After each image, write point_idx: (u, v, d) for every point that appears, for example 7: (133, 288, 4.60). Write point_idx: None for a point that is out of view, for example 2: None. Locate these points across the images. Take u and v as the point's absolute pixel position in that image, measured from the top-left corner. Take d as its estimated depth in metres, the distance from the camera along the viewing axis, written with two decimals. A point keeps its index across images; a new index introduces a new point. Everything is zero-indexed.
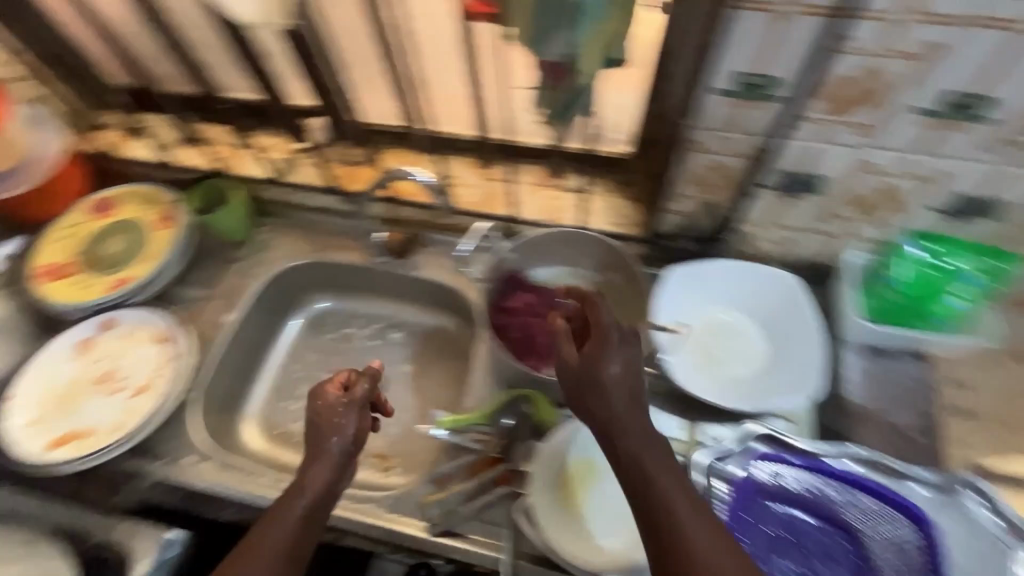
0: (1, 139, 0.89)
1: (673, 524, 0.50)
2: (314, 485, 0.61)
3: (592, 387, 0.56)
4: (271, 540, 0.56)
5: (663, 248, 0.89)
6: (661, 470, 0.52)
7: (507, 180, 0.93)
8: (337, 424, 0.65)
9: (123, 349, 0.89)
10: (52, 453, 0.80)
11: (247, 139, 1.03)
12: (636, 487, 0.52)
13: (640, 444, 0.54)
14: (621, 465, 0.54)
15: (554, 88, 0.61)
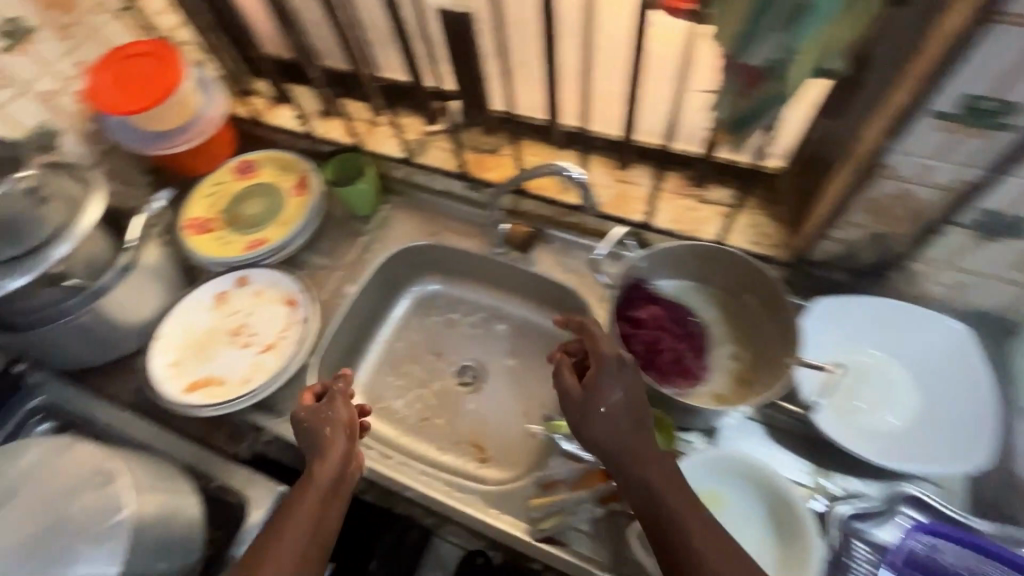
0: (175, 96, 0.90)
1: (683, 542, 0.56)
2: (322, 478, 0.67)
3: (590, 419, 0.63)
4: (290, 525, 0.63)
5: (807, 275, 0.81)
6: (667, 492, 0.59)
7: (641, 184, 0.90)
8: (326, 418, 0.72)
9: (255, 306, 0.96)
10: (190, 395, 0.87)
11: (383, 117, 1.07)
12: (649, 514, 0.59)
13: (650, 470, 0.60)
14: (632, 493, 0.60)
15: (740, 95, 0.57)
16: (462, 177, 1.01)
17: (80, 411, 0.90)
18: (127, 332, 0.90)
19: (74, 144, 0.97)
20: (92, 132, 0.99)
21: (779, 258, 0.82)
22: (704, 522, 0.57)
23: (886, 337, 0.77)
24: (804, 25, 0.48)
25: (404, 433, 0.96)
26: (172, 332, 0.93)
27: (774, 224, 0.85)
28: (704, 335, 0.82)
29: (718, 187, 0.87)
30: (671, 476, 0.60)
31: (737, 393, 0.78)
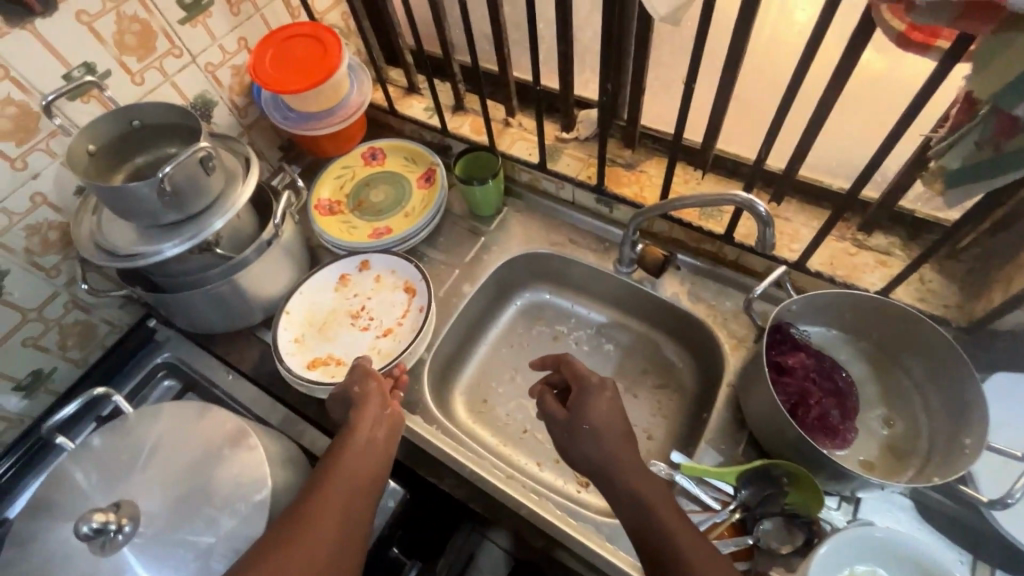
0: (334, 81, 0.95)
1: (670, 552, 0.53)
2: (362, 428, 0.69)
3: (577, 435, 0.65)
4: (338, 468, 0.64)
5: (985, 346, 0.72)
6: (654, 503, 0.57)
7: (793, 220, 0.84)
8: (356, 379, 0.76)
9: (374, 292, 0.97)
10: (311, 372, 0.89)
11: (513, 118, 1.05)
12: (639, 528, 0.57)
13: (641, 482, 0.59)
14: (620, 508, 0.59)
15: (984, 145, 0.51)
16: (592, 191, 0.96)
17: (205, 372, 0.94)
18: (255, 305, 0.92)
19: (226, 116, 1.01)
20: (241, 106, 1.02)
21: (951, 321, 0.74)
22: (690, 533, 0.55)
23: None
24: None
25: (503, 443, 0.93)
26: (297, 306, 0.95)
27: (946, 283, 0.77)
28: (855, 394, 0.75)
29: (883, 235, 0.80)
30: (657, 489, 0.59)
31: (891, 466, 0.71)
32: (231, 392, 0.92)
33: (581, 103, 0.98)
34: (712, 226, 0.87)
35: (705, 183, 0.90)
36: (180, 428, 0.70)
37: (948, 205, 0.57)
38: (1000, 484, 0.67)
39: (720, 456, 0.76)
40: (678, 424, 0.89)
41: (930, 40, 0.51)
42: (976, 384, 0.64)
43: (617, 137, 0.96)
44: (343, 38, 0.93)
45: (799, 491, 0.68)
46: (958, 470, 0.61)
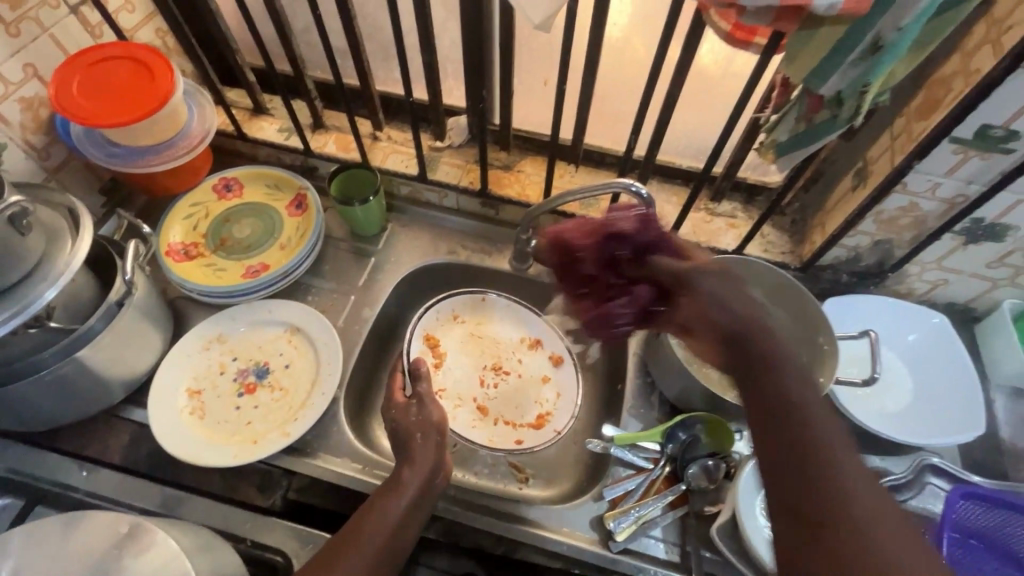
0: (171, 107, 0.83)
1: (832, 481, 0.42)
2: (411, 482, 0.66)
3: (732, 320, 0.53)
4: (385, 512, 0.62)
5: (813, 278, 0.90)
6: (835, 427, 0.45)
7: (658, 198, 0.94)
8: (418, 422, 0.72)
9: (523, 391, 0.93)
10: (415, 341, 0.93)
11: (379, 132, 1.01)
12: (788, 428, 0.45)
13: (812, 409, 0.46)
14: (767, 413, 0.47)
15: (803, 119, 0.63)
16: (476, 196, 0.97)
17: (53, 476, 0.76)
18: (112, 384, 0.77)
19: (19, 161, 0.82)
20: (40, 147, 0.84)
21: (789, 264, 0.90)
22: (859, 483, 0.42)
23: (885, 330, 0.88)
24: (882, 60, 0.54)
25: None
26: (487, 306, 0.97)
27: (779, 234, 0.92)
28: None
29: (728, 201, 0.94)
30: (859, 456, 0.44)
31: None
32: (96, 491, 0.75)
33: (450, 110, 0.98)
34: (593, 213, 0.94)
35: (580, 175, 0.97)
36: (43, 556, 0.57)
37: (780, 170, 0.69)
38: (854, 391, 0.83)
39: (641, 420, 0.84)
40: (597, 401, 0.95)
41: (750, 38, 0.60)
42: (817, 306, 0.79)
43: (492, 141, 0.99)
44: (170, 59, 0.81)
45: (713, 433, 0.77)
46: (832, 370, 0.75)
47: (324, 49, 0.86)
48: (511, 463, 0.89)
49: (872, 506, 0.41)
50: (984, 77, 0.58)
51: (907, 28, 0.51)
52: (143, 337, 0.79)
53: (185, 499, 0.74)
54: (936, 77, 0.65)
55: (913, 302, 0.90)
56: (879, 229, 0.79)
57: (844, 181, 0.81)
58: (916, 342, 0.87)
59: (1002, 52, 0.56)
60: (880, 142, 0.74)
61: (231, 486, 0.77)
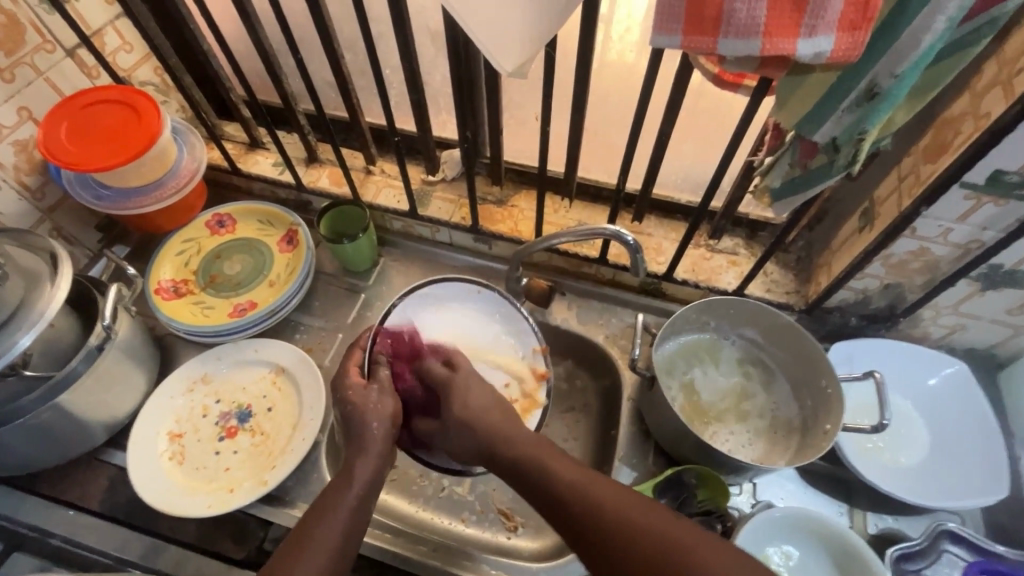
0: (160, 147, 0.83)
1: (586, 514, 0.54)
2: (362, 476, 0.61)
3: (503, 445, 0.62)
4: (332, 512, 0.58)
5: (820, 321, 0.85)
6: (578, 473, 0.57)
7: (655, 234, 0.91)
8: (373, 410, 0.65)
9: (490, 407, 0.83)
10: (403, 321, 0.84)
11: (372, 165, 1.00)
12: (549, 496, 0.57)
13: (556, 466, 0.58)
14: (555, 516, 0.56)
15: (797, 165, 0.59)
16: (468, 232, 0.95)
17: (37, 521, 0.76)
18: (94, 428, 0.76)
19: (13, 203, 0.83)
20: (34, 187, 0.85)
21: (794, 305, 0.84)
22: (600, 501, 0.54)
23: (901, 376, 0.81)
24: (878, 108, 0.50)
25: (423, 507, 0.84)
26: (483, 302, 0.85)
27: (784, 272, 0.87)
28: (729, 378, 0.82)
29: (730, 237, 0.90)
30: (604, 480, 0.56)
31: (769, 448, 0.77)
32: (73, 536, 0.75)
33: (442, 144, 0.97)
34: (587, 250, 0.91)
35: (573, 210, 0.94)
36: None
37: (776, 215, 0.66)
38: (864, 444, 0.78)
39: (634, 471, 0.80)
40: (591, 445, 0.90)
41: (739, 80, 0.57)
42: (823, 355, 0.74)
43: (484, 175, 0.97)
44: (160, 101, 0.82)
45: (708, 488, 0.72)
46: (838, 416, 0.70)
47: (312, 89, 0.85)
48: (500, 510, 0.83)
49: (617, 507, 0.53)
50: (994, 121, 0.54)
51: (904, 74, 0.47)
52: (126, 379, 0.79)
53: (163, 548, 0.74)
54: (945, 115, 0.60)
55: (930, 347, 0.84)
56: (889, 272, 0.74)
57: (852, 220, 0.76)
58: (935, 392, 0.80)
59: (1013, 96, 0.52)
60: (888, 181, 0.69)
61: (208, 536, 0.75)
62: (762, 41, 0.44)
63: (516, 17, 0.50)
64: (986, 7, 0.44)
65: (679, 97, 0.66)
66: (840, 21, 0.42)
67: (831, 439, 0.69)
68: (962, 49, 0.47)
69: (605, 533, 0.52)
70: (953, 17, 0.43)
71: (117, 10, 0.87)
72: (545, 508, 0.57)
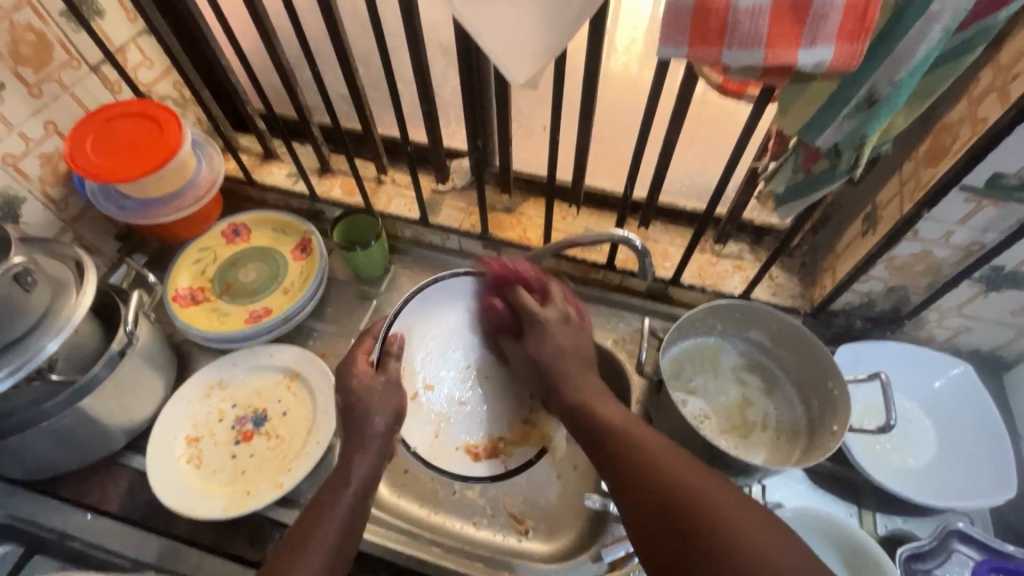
0: (179, 158, 0.86)
1: (620, 454, 0.58)
2: (359, 472, 0.63)
3: (567, 392, 0.67)
4: (330, 508, 0.60)
5: (826, 324, 0.86)
6: (628, 422, 0.61)
7: (662, 240, 0.92)
8: (379, 405, 0.68)
9: (498, 406, 0.86)
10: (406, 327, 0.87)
11: (383, 175, 1.02)
12: (595, 434, 0.62)
13: (607, 411, 0.63)
14: (595, 451, 0.61)
15: (800, 169, 0.61)
16: (477, 239, 0.97)
17: (59, 525, 0.77)
18: (114, 432, 0.78)
19: (38, 213, 0.85)
20: (58, 198, 0.87)
21: (800, 309, 0.86)
22: (636, 441, 0.58)
23: (906, 379, 0.82)
24: (877, 114, 0.51)
25: (435, 511, 0.85)
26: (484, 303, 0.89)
27: (789, 276, 0.88)
28: (736, 382, 0.83)
29: (735, 242, 0.91)
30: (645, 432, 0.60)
31: (778, 450, 0.78)
32: (93, 539, 0.76)
33: (452, 153, 0.99)
34: (595, 256, 0.93)
35: (581, 217, 0.96)
36: None
37: (781, 219, 0.68)
38: (872, 446, 0.79)
39: None
40: None
41: (742, 89, 0.59)
42: (829, 357, 0.75)
43: (493, 184, 0.99)
44: (180, 115, 0.85)
45: None
46: (845, 416, 0.71)
47: (327, 101, 0.88)
48: (511, 513, 0.84)
49: (649, 452, 0.57)
50: (990, 126, 0.55)
51: (902, 82, 0.49)
52: (145, 384, 0.81)
53: (181, 551, 0.75)
54: (944, 121, 0.62)
55: (936, 349, 0.85)
56: (893, 275, 0.75)
57: (856, 224, 0.77)
58: (942, 394, 0.81)
59: (1009, 101, 0.54)
60: (890, 186, 0.71)
61: (224, 538, 0.76)
62: (765, 52, 0.46)
63: (527, 30, 0.52)
64: (978, 18, 0.46)
65: (684, 106, 0.68)
66: (839, 32, 0.44)
67: (839, 440, 0.69)
68: (956, 57, 0.49)
69: (633, 471, 0.56)
70: (948, 28, 0.45)
71: (140, 28, 0.90)
72: (592, 445, 0.62)
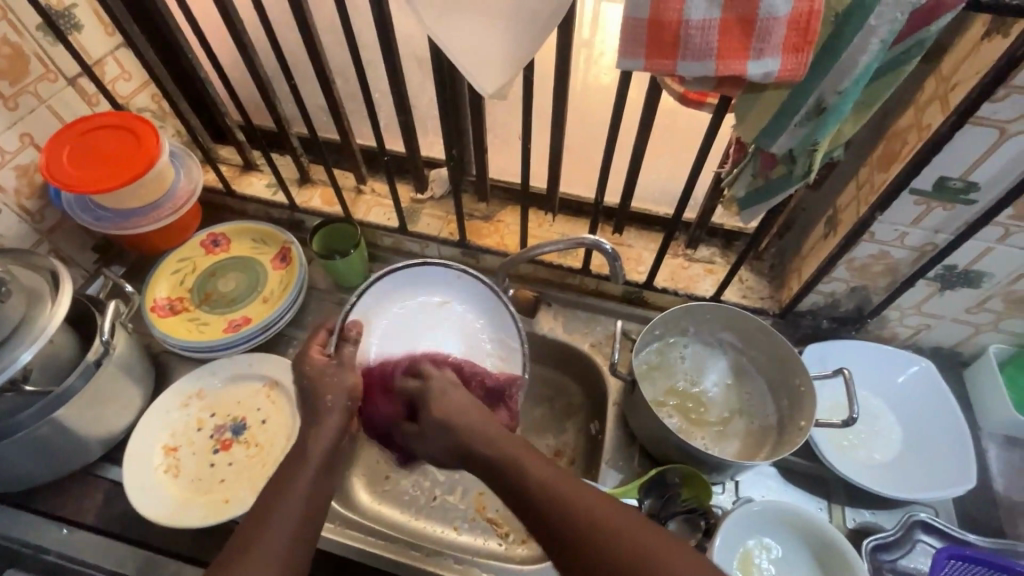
0: (154, 171, 0.86)
1: (557, 519, 0.51)
2: (316, 449, 0.61)
3: (476, 451, 0.59)
4: (283, 493, 0.57)
5: (795, 325, 0.89)
6: (560, 479, 0.54)
7: (635, 245, 0.95)
8: (332, 385, 0.64)
9: None
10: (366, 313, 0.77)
11: (362, 185, 1.04)
12: (519, 497, 0.55)
13: (530, 469, 0.55)
14: (525, 514, 0.54)
15: (757, 175, 0.64)
16: (456, 246, 0.99)
17: (33, 538, 0.77)
18: (89, 443, 0.77)
19: (13, 225, 0.85)
20: (34, 210, 0.87)
21: (769, 310, 0.88)
22: (576, 504, 0.52)
23: (871, 377, 0.85)
24: (826, 121, 0.54)
25: (416, 516, 0.86)
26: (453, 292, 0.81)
27: (757, 278, 0.91)
28: (708, 381, 0.85)
29: (706, 246, 0.94)
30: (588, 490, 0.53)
31: (749, 447, 0.80)
32: (68, 551, 0.76)
33: (430, 163, 1.01)
34: (570, 262, 0.95)
35: (556, 223, 0.98)
36: None
37: (744, 223, 0.70)
38: (839, 442, 0.81)
39: (620, 474, 0.82)
40: (580, 451, 0.92)
41: (703, 98, 0.62)
42: (795, 355, 0.77)
43: (471, 192, 1.01)
44: (157, 127, 0.85)
45: (691, 487, 0.75)
46: (811, 412, 0.74)
47: (304, 113, 0.89)
48: (490, 518, 0.85)
49: (594, 515, 0.51)
50: (934, 133, 0.59)
51: (847, 91, 0.51)
52: (122, 394, 0.81)
53: (159, 562, 0.75)
54: (893, 129, 0.66)
55: (898, 347, 0.88)
56: (855, 275, 0.78)
57: (819, 227, 0.80)
58: (906, 390, 0.84)
59: (949, 109, 0.57)
60: (848, 189, 0.74)
61: (202, 547, 0.76)
62: (716, 63, 0.48)
63: (492, 44, 0.54)
64: (914, 31, 0.49)
65: (650, 115, 0.70)
66: (785, 44, 0.47)
67: (804, 436, 0.72)
68: (896, 67, 0.52)
69: (579, 538, 0.50)
70: (885, 40, 0.48)
71: (118, 40, 0.91)
72: (519, 508, 0.55)
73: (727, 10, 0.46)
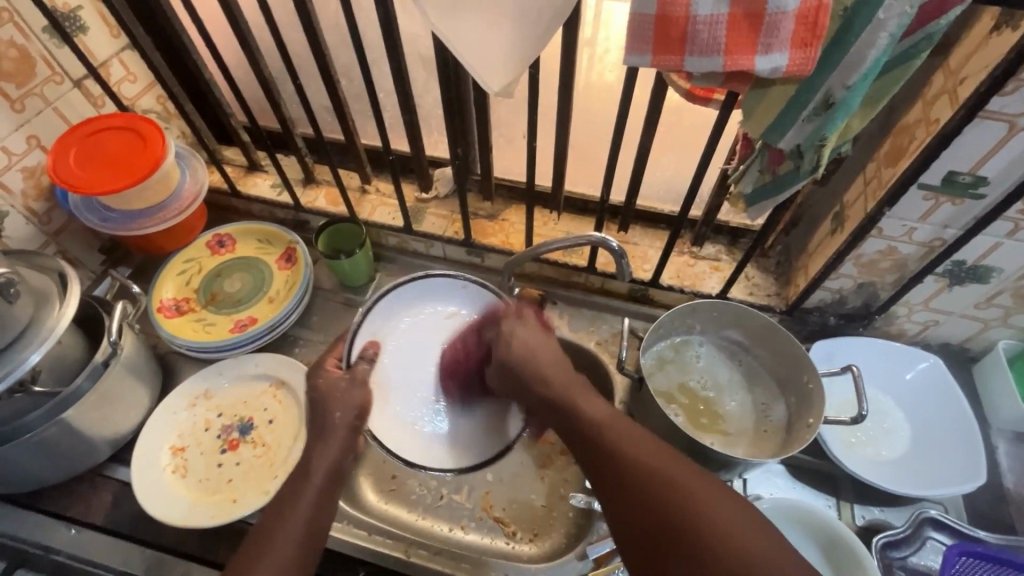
0: (162, 171, 0.86)
1: (605, 449, 0.54)
2: (318, 471, 0.61)
3: (541, 389, 0.62)
4: (287, 515, 0.58)
5: (802, 321, 0.89)
6: (611, 417, 0.57)
7: (640, 243, 0.95)
8: (338, 403, 0.66)
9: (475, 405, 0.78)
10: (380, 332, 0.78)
11: (367, 185, 1.04)
12: (574, 431, 0.57)
13: (586, 407, 0.58)
14: (578, 447, 0.57)
15: (763, 171, 0.64)
16: (461, 245, 0.98)
17: (41, 538, 0.77)
18: (97, 444, 0.78)
19: (21, 227, 0.86)
20: (41, 212, 0.88)
21: (775, 307, 0.88)
22: (623, 439, 0.54)
23: (878, 373, 0.85)
24: (834, 117, 0.54)
25: (422, 515, 0.86)
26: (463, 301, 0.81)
27: (764, 275, 0.91)
28: (717, 380, 0.85)
29: (712, 244, 0.94)
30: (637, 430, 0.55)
31: (757, 444, 0.80)
32: (77, 551, 0.76)
33: (434, 162, 1.01)
34: (576, 260, 0.95)
35: (561, 221, 0.98)
36: None
37: (751, 219, 0.70)
38: (847, 439, 0.81)
39: None
40: None
41: (709, 95, 0.62)
42: (802, 352, 0.77)
43: (476, 191, 1.01)
44: (163, 127, 0.85)
45: None
46: (820, 409, 0.73)
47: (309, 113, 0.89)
48: (497, 517, 0.85)
49: (637, 448, 0.53)
50: (942, 127, 0.58)
51: (855, 85, 0.51)
52: (130, 395, 0.81)
53: (167, 561, 0.75)
54: (901, 124, 0.65)
55: (906, 343, 0.88)
56: (863, 272, 0.78)
57: (826, 223, 0.80)
58: (913, 387, 0.84)
59: (958, 103, 0.56)
60: (855, 185, 0.74)
61: (209, 547, 0.76)
62: (724, 58, 0.48)
63: (498, 41, 0.54)
64: (923, 24, 0.48)
65: (655, 112, 0.70)
66: (793, 39, 0.47)
67: (813, 433, 0.71)
68: (905, 61, 0.51)
69: (620, 467, 0.52)
70: (894, 34, 0.47)
71: (123, 42, 0.91)
72: (574, 441, 0.57)
73: (735, 6, 0.46)
